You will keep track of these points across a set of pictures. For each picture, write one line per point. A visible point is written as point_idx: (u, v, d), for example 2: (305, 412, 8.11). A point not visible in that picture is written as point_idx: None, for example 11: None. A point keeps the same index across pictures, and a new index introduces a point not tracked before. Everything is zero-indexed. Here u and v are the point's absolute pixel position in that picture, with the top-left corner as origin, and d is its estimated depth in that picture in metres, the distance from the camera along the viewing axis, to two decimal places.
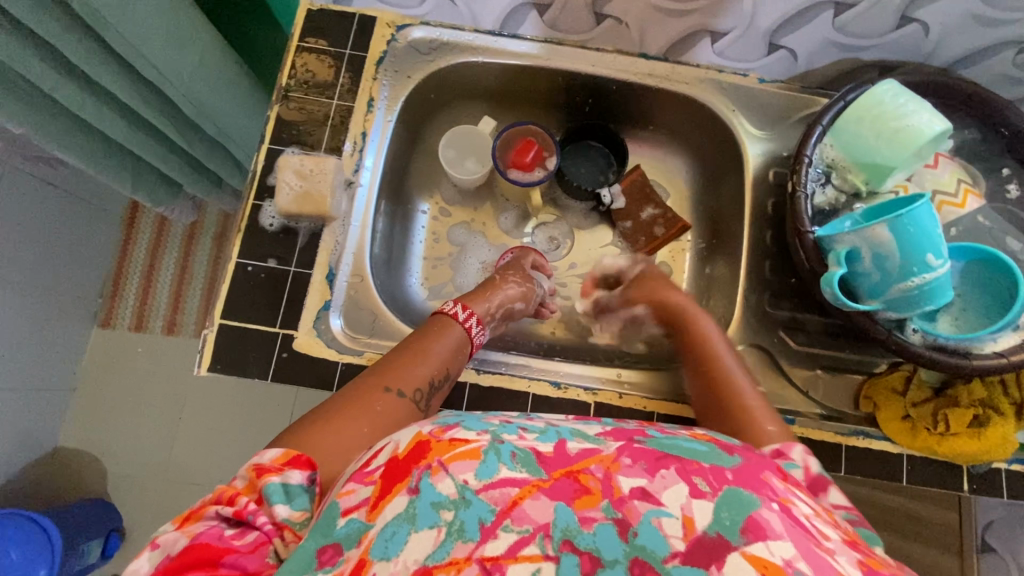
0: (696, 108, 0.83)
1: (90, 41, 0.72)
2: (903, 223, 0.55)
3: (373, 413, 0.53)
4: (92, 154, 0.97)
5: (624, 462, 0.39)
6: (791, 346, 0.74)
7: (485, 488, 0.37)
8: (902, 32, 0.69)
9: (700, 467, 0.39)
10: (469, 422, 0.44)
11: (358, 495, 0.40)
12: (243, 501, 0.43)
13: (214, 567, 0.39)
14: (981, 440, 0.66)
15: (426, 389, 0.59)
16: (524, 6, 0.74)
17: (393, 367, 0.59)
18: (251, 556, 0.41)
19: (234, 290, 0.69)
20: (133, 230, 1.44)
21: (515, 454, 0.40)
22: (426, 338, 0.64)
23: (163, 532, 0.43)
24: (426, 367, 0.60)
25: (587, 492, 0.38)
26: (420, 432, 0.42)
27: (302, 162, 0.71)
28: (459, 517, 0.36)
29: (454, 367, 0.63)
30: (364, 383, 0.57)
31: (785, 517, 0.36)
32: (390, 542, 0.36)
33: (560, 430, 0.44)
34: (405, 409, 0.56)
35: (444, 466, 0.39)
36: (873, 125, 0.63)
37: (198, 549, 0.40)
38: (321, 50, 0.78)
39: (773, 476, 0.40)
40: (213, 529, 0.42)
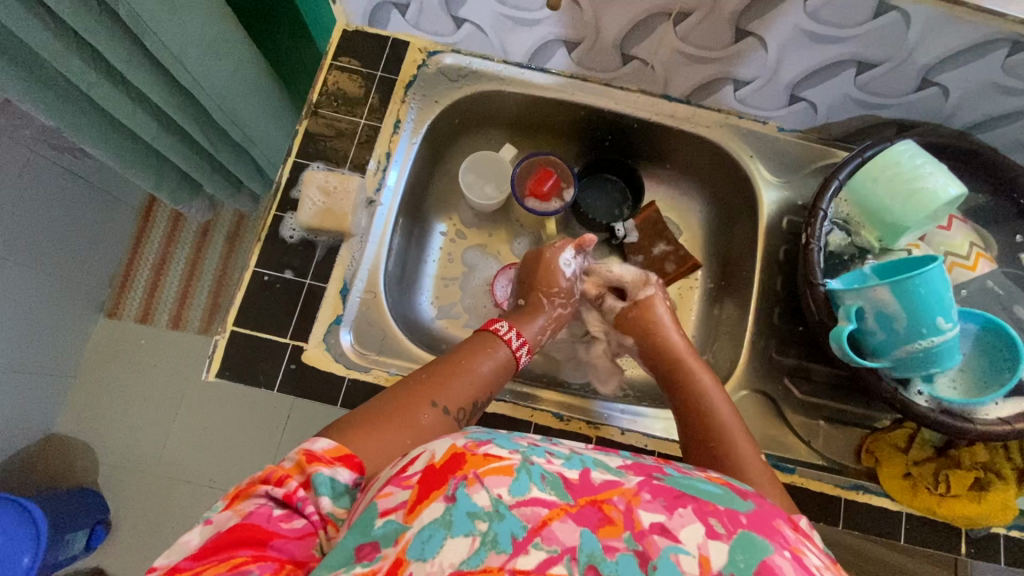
0: (715, 151, 0.84)
1: (131, 46, 0.74)
2: (915, 284, 0.55)
3: (417, 426, 0.55)
4: (119, 149, 0.99)
5: (645, 496, 0.39)
6: (795, 395, 0.74)
7: (518, 505, 0.38)
8: (922, 94, 0.70)
9: (716, 509, 0.39)
10: (500, 440, 0.44)
11: (395, 497, 0.40)
12: (293, 483, 0.43)
13: (262, 548, 0.40)
14: (982, 504, 0.65)
15: (468, 408, 0.61)
16: (553, 42, 0.76)
17: (440, 382, 0.60)
18: (298, 543, 0.41)
19: (249, 298, 0.70)
20: (149, 224, 1.46)
21: (545, 476, 0.40)
22: (475, 356, 0.65)
23: (214, 509, 0.43)
24: (471, 385, 0.62)
25: (611, 521, 0.38)
26: (455, 444, 0.42)
27: (327, 179, 0.73)
28: (493, 529, 0.37)
29: (496, 386, 0.65)
30: (412, 391, 0.58)
31: (799, 566, 0.36)
32: (427, 544, 0.36)
33: (584, 458, 0.44)
34: (446, 425, 0.58)
35: (480, 479, 0.39)
36: (889, 185, 0.64)
37: (249, 528, 0.40)
38: (353, 69, 0.80)
39: (786, 525, 0.40)
40: (263, 508, 0.42)
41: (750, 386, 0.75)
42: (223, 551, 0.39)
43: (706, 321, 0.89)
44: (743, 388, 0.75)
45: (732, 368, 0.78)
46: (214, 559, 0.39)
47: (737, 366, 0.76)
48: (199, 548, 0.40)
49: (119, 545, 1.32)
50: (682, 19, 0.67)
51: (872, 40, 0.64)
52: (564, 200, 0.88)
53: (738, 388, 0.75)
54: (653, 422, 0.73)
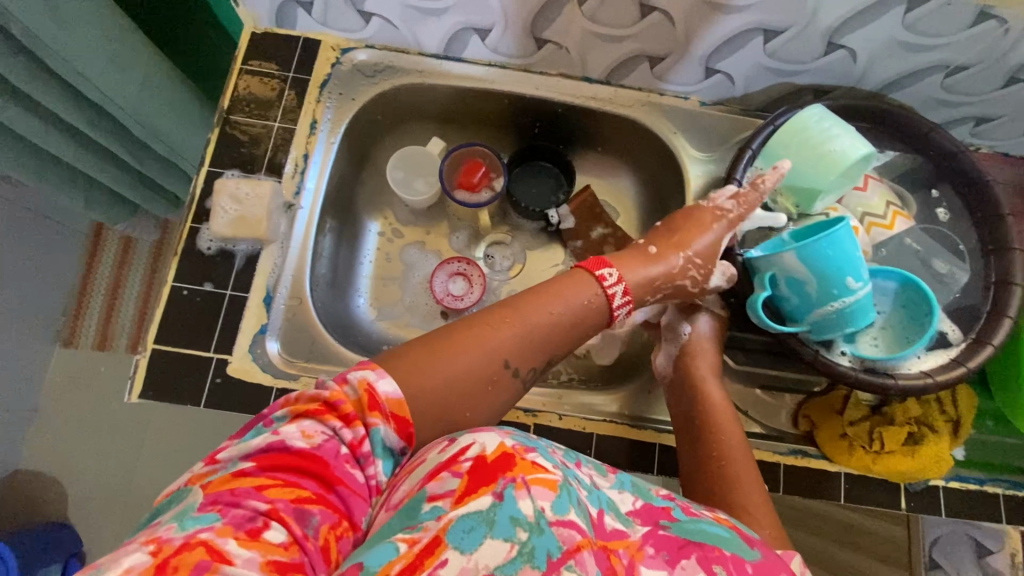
0: (640, 130, 0.84)
1: (28, 64, 0.72)
2: (821, 246, 0.56)
3: (487, 383, 0.50)
4: (42, 173, 0.96)
5: (648, 551, 0.39)
6: (730, 365, 0.74)
7: (557, 523, 0.37)
8: (831, 58, 0.71)
9: (722, 556, 0.39)
10: (542, 450, 0.43)
11: (444, 483, 0.39)
12: (355, 433, 0.43)
13: (325, 488, 0.41)
14: (914, 458, 0.67)
15: (538, 367, 0.55)
16: (465, 30, 0.75)
17: (522, 326, 0.54)
18: (356, 498, 0.42)
19: (169, 314, 0.68)
20: (98, 249, 1.40)
21: (577, 502, 0.39)
22: (564, 303, 0.57)
23: (278, 415, 0.43)
24: (546, 342, 0.55)
25: (615, 572, 0.37)
26: (506, 441, 0.41)
27: (238, 187, 0.71)
28: (532, 541, 0.36)
29: (576, 342, 0.58)
30: (493, 332, 0.52)
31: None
32: (467, 535, 0.36)
33: (600, 494, 0.43)
34: (513, 388, 0.53)
35: (528, 485, 0.38)
36: (799, 150, 0.64)
37: (314, 462, 0.41)
38: (265, 72, 0.78)
39: None
40: (328, 443, 0.42)
41: None
42: (285, 476, 0.40)
43: None
44: None
45: None
46: (281, 477, 0.40)
47: None
48: (263, 450, 0.41)
49: None
50: None
51: (772, 6, 0.64)
52: (495, 191, 0.87)
53: None
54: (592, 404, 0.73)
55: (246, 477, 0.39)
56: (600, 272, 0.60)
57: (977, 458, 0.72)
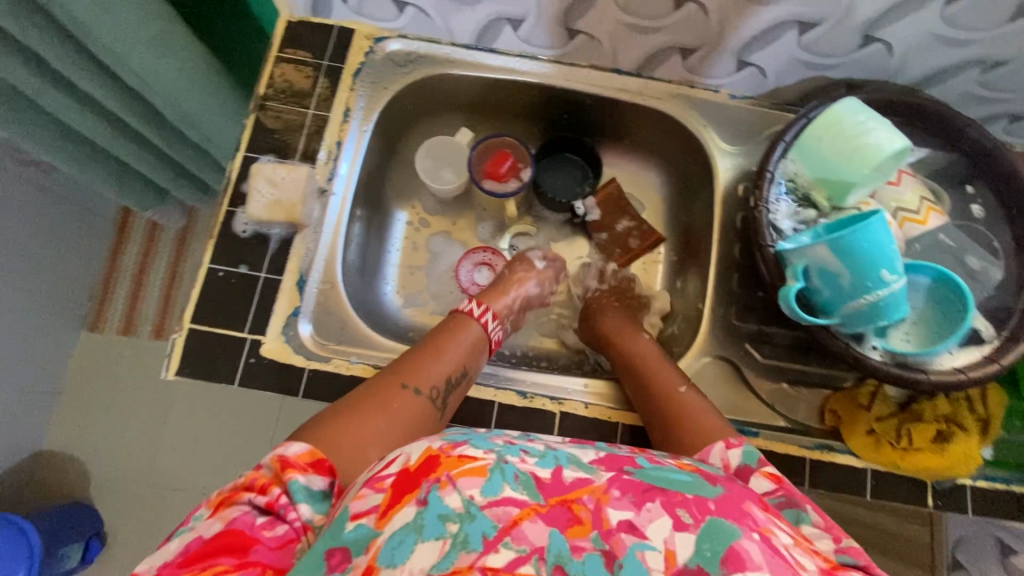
0: (669, 123, 0.84)
1: (72, 50, 0.73)
2: (857, 239, 0.55)
3: (390, 409, 0.57)
4: (78, 158, 0.98)
5: (614, 494, 0.40)
6: (757, 359, 0.74)
7: (489, 505, 0.39)
8: (867, 51, 0.70)
9: (685, 498, 0.40)
10: (476, 439, 0.45)
11: (368, 500, 0.41)
12: (274, 492, 0.46)
13: (245, 555, 0.43)
14: (943, 456, 0.67)
15: (441, 386, 0.62)
16: (498, 20, 0.76)
17: (413, 366, 0.62)
18: (278, 552, 0.44)
19: (205, 295, 0.70)
20: (124, 236, 1.46)
21: (518, 476, 0.41)
22: (445, 338, 0.67)
23: (200, 514, 0.46)
24: (439, 366, 0.63)
25: (580, 521, 0.39)
26: (431, 447, 0.43)
27: (274, 170, 0.72)
28: (464, 530, 0.37)
29: (470, 364, 0.67)
30: (383, 380, 0.60)
31: (766, 549, 0.37)
32: (397, 550, 0.37)
33: (558, 454, 0.44)
34: (421, 406, 0.59)
35: (453, 481, 0.40)
36: (834, 142, 0.64)
37: (231, 536, 0.43)
38: (300, 60, 0.79)
39: (755, 506, 0.41)
40: (246, 515, 0.45)
41: (712, 353, 0.75)
42: (207, 559, 0.42)
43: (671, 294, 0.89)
44: (706, 355, 0.75)
45: (695, 337, 0.79)
46: (198, 565, 0.42)
47: (699, 335, 0.76)
48: (181, 552, 0.43)
49: (113, 557, 1.31)
50: None
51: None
52: (522, 181, 0.87)
53: (701, 356, 0.75)
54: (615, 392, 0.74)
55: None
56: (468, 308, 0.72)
57: (1009, 459, 0.71)
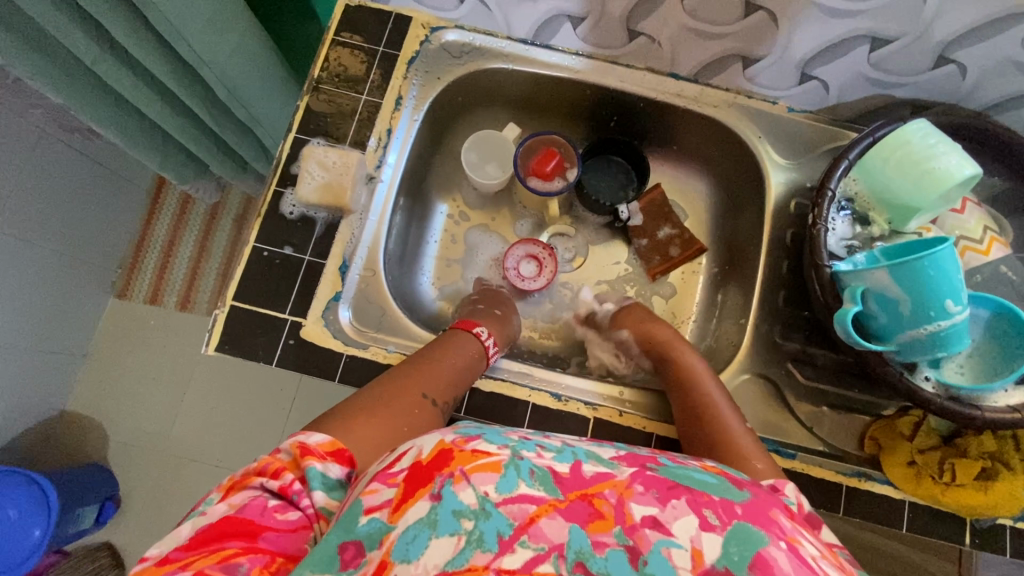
0: (722, 132, 0.83)
1: (133, 20, 0.74)
2: (923, 265, 0.54)
3: (410, 415, 0.58)
4: (125, 128, 0.99)
5: (637, 489, 0.39)
6: (798, 379, 0.73)
7: (505, 502, 0.37)
8: (939, 72, 0.68)
9: (710, 500, 0.38)
10: (490, 435, 0.43)
11: (381, 495, 0.40)
12: (288, 477, 0.45)
13: (255, 540, 0.41)
14: (986, 494, 0.64)
15: (449, 397, 0.64)
16: (559, 17, 0.75)
17: (425, 372, 0.63)
18: (290, 538, 0.43)
19: (249, 273, 0.70)
20: (158, 206, 1.47)
21: (534, 471, 0.39)
22: (452, 349, 0.68)
23: (209, 499, 0.45)
24: (448, 377, 0.65)
25: (602, 516, 0.37)
26: (443, 440, 0.42)
27: (326, 154, 0.72)
28: (479, 528, 0.36)
29: (471, 377, 0.68)
30: (397, 385, 0.60)
31: (795, 558, 0.35)
32: (411, 545, 0.36)
33: (576, 450, 0.43)
34: (435, 415, 0.61)
35: (466, 476, 0.38)
36: (900, 163, 0.62)
37: (243, 520, 0.42)
38: (355, 45, 0.79)
39: (782, 514, 0.39)
40: (258, 499, 0.44)
41: (752, 370, 0.74)
42: (215, 543, 0.41)
43: (709, 307, 0.88)
44: (745, 372, 0.74)
45: (734, 352, 0.77)
46: (209, 549, 0.40)
47: (739, 350, 0.75)
48: (191, 536, 0.42)
49: (127, 522, 1.33)
50: None
51: (887, 15, 0.62)
52: (567, 181, 0.86)
53: (739, 372, 0.74)
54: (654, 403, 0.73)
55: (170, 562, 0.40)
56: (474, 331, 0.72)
57: None
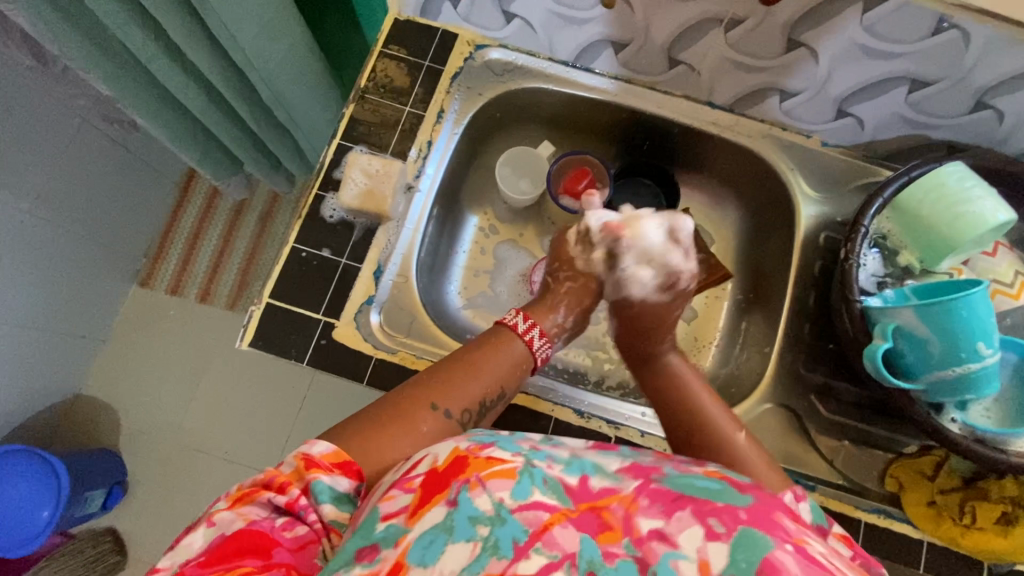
0: (755, 162, 0.84)
1: (191, 23, 0.76)
2: (958, 307, 0.54)
3: (416, 432, 0.53)
4: (169, 123, 1.02)
5: (643, 503, 0.39)
6: (821, 412, 0.73)
7: (519, 509, 0.38)
8: (977, 116, 0.69)
9: (715, 508, 0.37)
10: (504, 442, 0.44)
11: (397, 501, 0.40)
12: (294, 492, 0.44)
13: (268, 556, 0.41)
14: (1008, 539, 0.63)
15: (474, 410, 0.59)
16: (602, 42, 0.77)
17: (446, 382, 0.59)
18: (299, 554, 0.42)
19: (286, 272, 0.72)
20: (186, 198, 1.50)
21: (547, 480, 0.40)
22: (484, 353, 0.63)
23: (217, 510, 0.44)
24: (473, 387, 0.59)
25: (610, 527, 0.38)
26: (457, 447, 0.43)
27: (370, 162, 0.75)
28: (494, 534, 0.36)
29: (507, 385, 0.63)
30: (413, 394, 0.57)
31: (803, 560, 0.34)
32: (428, 549, 0.36)
33: (583, 462, 0.43)
34: (448, 430, 0.56)
35: (482, 482, 0.39)
36: (937, 204, 0.63)
37: (254, 536, 0.41)
38: (401, 58, 0.81)
39: (786, 517, 0.38)
40: (267, 517, 0.43)
41: (774, 400, 0.74)
42: (227, 559, 0.40)
43: (732, 333, 0.89)
44: (768, 402, 0.74)
45: (757, 381, 0.78)
46: (221, 566, 0.39)
47: (763, 379, 0.76)
48: (203, 551, 0.41)
49: (134, 507, 1.33)
50: (734, 25, 0.67)
51: (929, 57, 0.63)
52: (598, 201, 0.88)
53: (762, 401, 0.74)
54: None
55: None
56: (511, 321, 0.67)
57: None
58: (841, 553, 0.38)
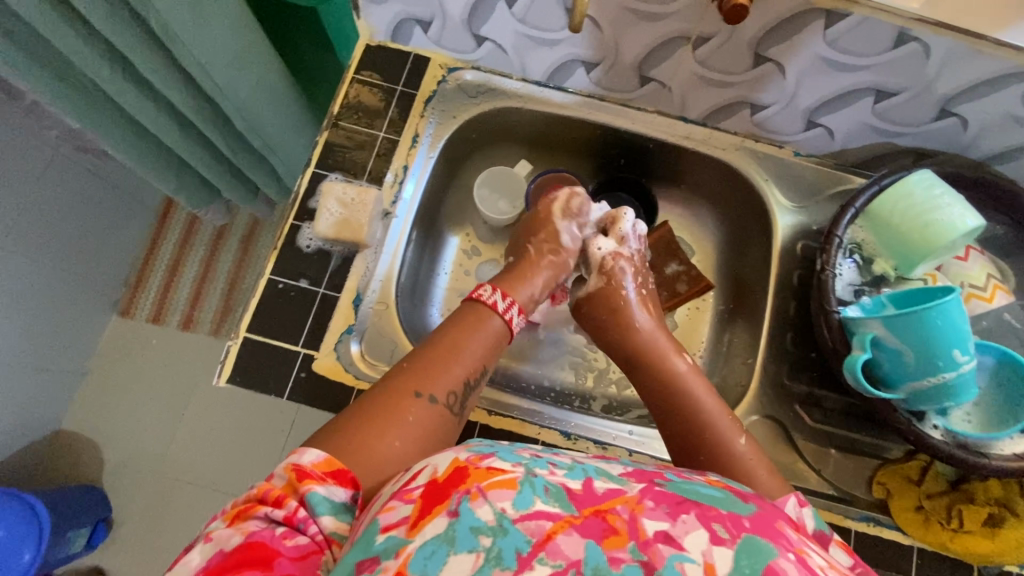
0: (732, 175, 0.84)
1: (161, 55, 0.75)
2: (932, 315, 0.55)
3: (403, 423, 0.52)
4: (142, 154, 1.01)
5: (648, 504, 0.38)
6: (806, 422, 0.73)
7: (522, 519, 0.37)
8: (942, 124, 0.70)
9: (719, 514, 0.38)
10: (504, 452, 0.43)
11: (397, 512, 0.38)
12: (292, 504, 0.43)
13: (268, 566, 0.39)
14: (996, 541, 0.64)
15: (459, 391, 0.57)
16: (574, 61, 0.77)
17: (425, 370, 0.57)
18: (301, 563, 0.40)
19: (263, 304, 0.71)
20: (166, 226, 1.48)
21: (549, 488, 0.39)
22: (461, 333, 0.62)
23: (216, 530, 0.43)
24: (454, 368, 0.58)
25: (615, 531, 0.36)
26: (458, 457, 0.41)
27: (345, 191, 0.75)
28: (497, 544, 0.35)
29: (488, 359, 0.62)
30: (394, 389, 0.55)
31: (803, 568, 0.35)
32: (430, 560, 0.35)
33: (587, 466, 0.43)
34: (438, 415, 0.54)
35: (483, 493, 0.37)
36: (906, 213, 0.64)
37: (253, 548, 0.40)
38: (375, 83, 0.81)
39: (787, 526, 0.39)
40: (266, 527, 0.42)
41: (760, 412, 0.74)
42: (227, 572, 0.38)
43: (715, 344, 0.89)
44: (756, 414, 0.74)
45: (744, 393, 0.78)
46: None
47: (748, 391, 0.76)
48: (203, 568, 0.40)
49: (119, 546, 1.30)
50: (702, 43, 0.68)
51: (892, 70, 0.64)
52: None
53: (750, 413, 0.74)
54: (660, 444, 0.72)
55: None
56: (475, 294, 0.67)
57: None
58: (838, 560, 0.39)
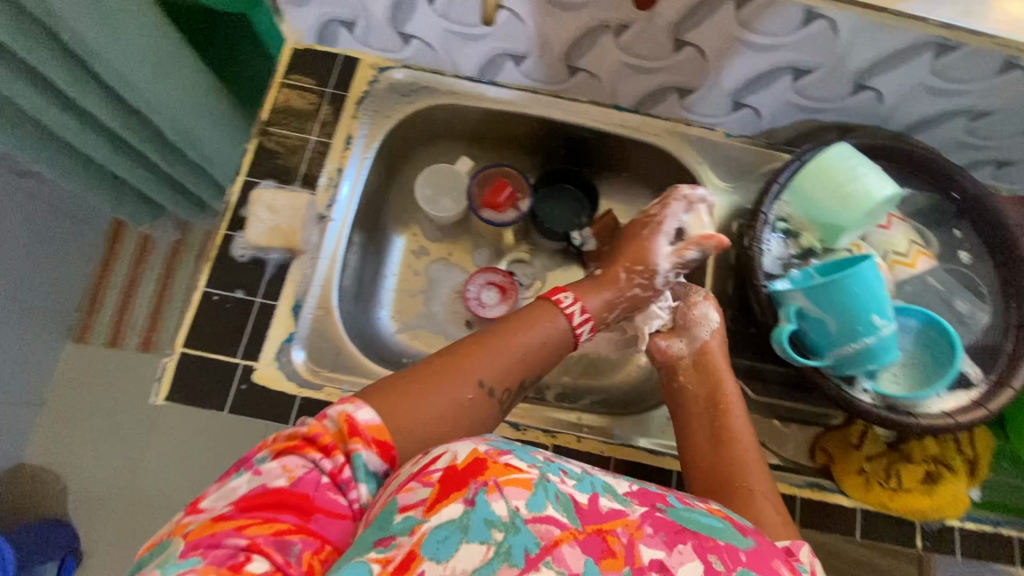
0: (668, 160, 0.86)
1: (79, 70, 0.73)
2: (848, 283, 0.57)
3: (459, 409, 0.53)
4: (75, 173, 0.98)
5: (646, 530, 0.38)
6: (749, 396, 0.75)
7: (533, 520, 0.37)
8: (858, 98, 0.72)
9: (716, 545, 0.39)
10: (521, 449, 0.43)
11: (415, 493, 0.39)
12: (338, 459, 0.45)
13: (305, 519, 0.42)
14: (933, 497, 0.67)
15: (513, 390, 0.58)
16: (503, 55, 0.78)
17: (486, 357, 0.57)
18: (336, 524, 0.43)
19: (199, 318, 0.70)
20: (117, 247, 1.43)
21: (560, 496, 0.39)
22: (528, 325, 0.61)
23: (262, 458, 0.45)
24: (515, 365, 0.59)
25: (613, 554, 0.37)
26: (478, 446, 0.41)
27: (274, 197, 0.74)
28: (508, 541, 0.36)
29: (546, 360, 0.62)
30: (454, 368, 0.55)
31: None
32: (442, 543, 0.36)
33: (594, 479, 0.43)
34: (489, 409, 0.56)
35: (500, 487, 0.38)
36: (824, 187, 0.66)
37: (296, 496, 0.42)
38: (304, 87, 0.80)
39: (782, 566, 0.40)
40: (310, 474, 0.44)
41: None
42: (268, 512, 0.41)
43: None
44: None
45: None
46: (260, 515, 0.41)
47: None
48: (246, 496, 0.42)
49: None
50: (623, 31, 0.69)
51: (805, 48, 0.66)
52: (519, 211, 0.88)
53: None
54: (609, 429, 0.73)
55: (226, 521, 0.40)
56: (557, 297, 0.65)
57: (997, 500, 0.71)
58: None
